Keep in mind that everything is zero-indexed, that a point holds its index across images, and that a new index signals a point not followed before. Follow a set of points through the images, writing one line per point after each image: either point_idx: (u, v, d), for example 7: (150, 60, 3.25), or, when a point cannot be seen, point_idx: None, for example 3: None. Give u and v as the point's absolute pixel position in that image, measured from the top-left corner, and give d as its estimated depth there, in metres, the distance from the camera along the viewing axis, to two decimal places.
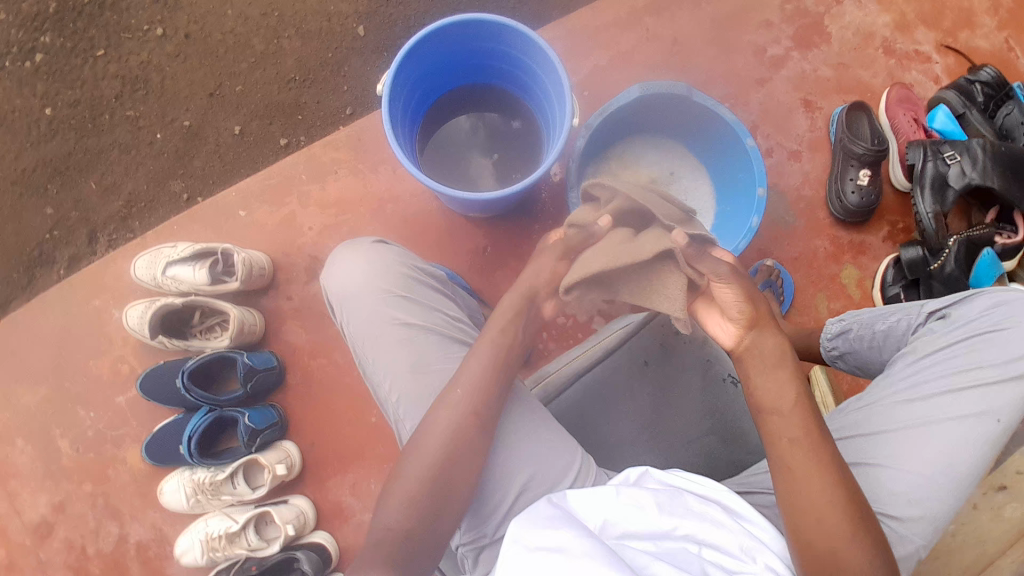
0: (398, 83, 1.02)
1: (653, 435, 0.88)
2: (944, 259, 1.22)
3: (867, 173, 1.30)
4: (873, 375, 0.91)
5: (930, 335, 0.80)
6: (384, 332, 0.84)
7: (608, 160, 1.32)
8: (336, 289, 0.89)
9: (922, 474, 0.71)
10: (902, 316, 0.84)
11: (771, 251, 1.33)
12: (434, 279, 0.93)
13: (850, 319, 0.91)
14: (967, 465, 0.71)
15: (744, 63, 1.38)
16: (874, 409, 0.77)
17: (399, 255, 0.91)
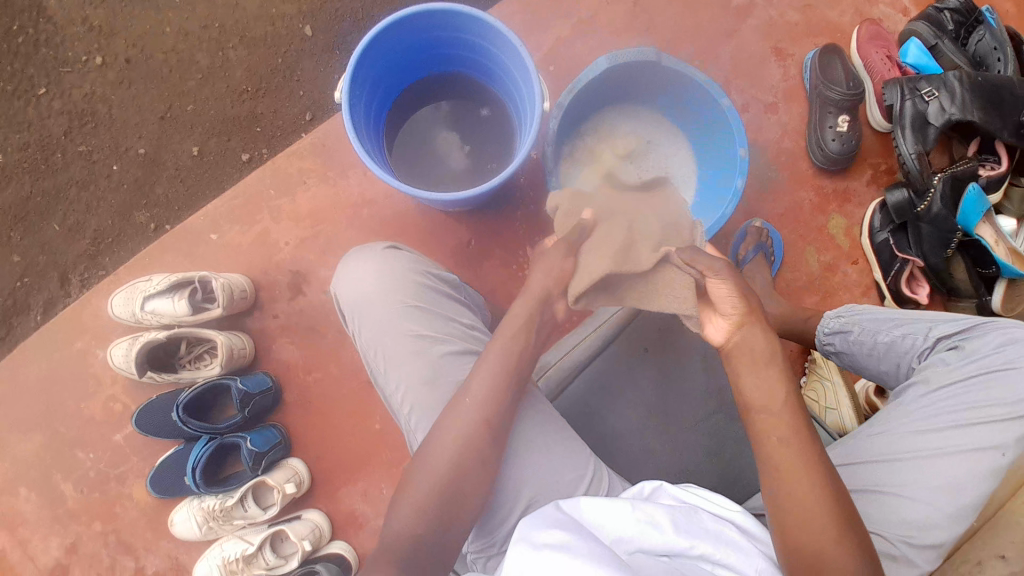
0: (358, 85, 0.99)
1: (659, 421, 0.87)
2: (930, 199, 1.20)
3: (846, 118, 1.27)
4: (866, 376, 0.98)
5: (941, 366, 0.84)
6: (396, 342, 0.82)
7: (585, 136, 1.28)
8: (346, 295, 0.86)
9: (931, 502, 0.76)
10: (909, 335, 0.90)
11: (756, 209, 1.31)
12: (445, 283, 0.91)
13: (852, 323, 0.96)
14: (974, 495, 0.75)
15: (708, 17, 1.33)
16: (886, 435, 0.82)
17: (409, 259, 0.88)
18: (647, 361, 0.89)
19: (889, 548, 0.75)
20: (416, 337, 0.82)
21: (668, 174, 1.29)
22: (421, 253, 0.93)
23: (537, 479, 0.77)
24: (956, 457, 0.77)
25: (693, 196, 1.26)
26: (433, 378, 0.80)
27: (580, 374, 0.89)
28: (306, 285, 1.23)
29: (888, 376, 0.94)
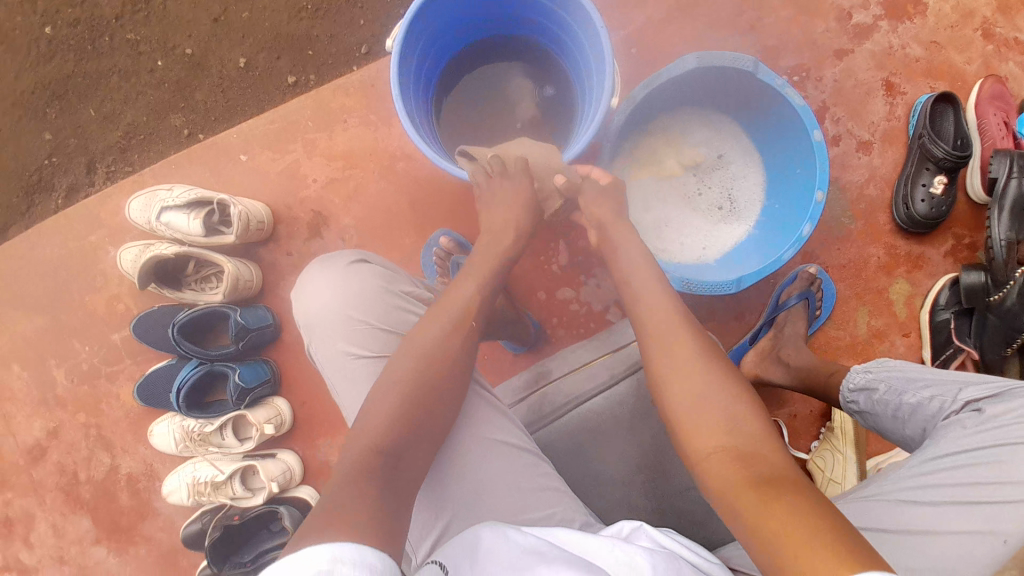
0: (415, 34, 0.91)
1: (648, 475, 0.83)
2: (1007, 292, 1.08)
3: (942, 180, 1.15)
4: (888, 437, 0.94)
5: (958, 430, 0.79)
6: (354, 365, 0.78)
7: (651, 134, 1.18)
8: (305, 309, 0.82)
9: None
10: (936, 397, 0.84)
11: (817, 254, 1.20)
12: (417, 300, 0.86)
13: (879, 378, 0.93)
14: None
15: (822, 31, 1.20)
16: (874, 506, 0.77)
17: (374, 278, 0.83)
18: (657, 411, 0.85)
19: None
20: (378, 362, 0.78)
21: (731, 197, 1.19)
22: (392, 262, 0.87)
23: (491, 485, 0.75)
24: (947, 537, 0.71)
25: (752, 227, 1.16)
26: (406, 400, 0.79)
27: (577, 408, 0.86)
28: (325, 229, 1.18)
29: (912, 437, 0.88)
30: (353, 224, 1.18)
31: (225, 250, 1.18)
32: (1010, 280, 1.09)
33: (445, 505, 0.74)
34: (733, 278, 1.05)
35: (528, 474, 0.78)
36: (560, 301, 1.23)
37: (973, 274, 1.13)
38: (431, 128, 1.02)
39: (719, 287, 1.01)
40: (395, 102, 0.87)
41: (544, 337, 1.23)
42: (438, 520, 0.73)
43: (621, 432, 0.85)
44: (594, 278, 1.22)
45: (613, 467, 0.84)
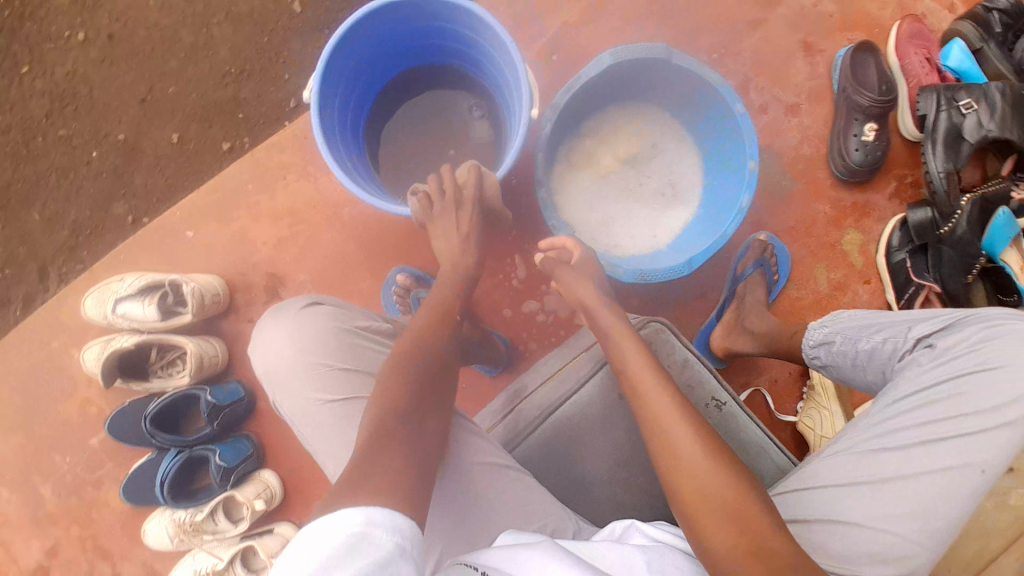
0: (332, 80, 0.93)
1: (630, 471, 0.84)
2: (956, 222, 1.11)
3: (873, 127, 1.16)
4: (850, 385, 0.96)
5: (917, 369, 0.82)
6: (322, 411, 0.77)
7: (584, 134, 1.20)
8: (266, 364, 0.81)
9: (907, 535, 0.72)
10: (890, 339, 0.86)
11: (765, 221, 1.22)
12: (379, 334, 0.85)
13: (833, 330, 0.95)
14: (949, 518, 0.73)
15: (733, 6, 1.23)
16: (855, 459, 0.78)
17: (330, 319, 0.82)
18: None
19: None
20: (345, 403, 0.76)
21: (672, 181, 1.20)
22: (348, 302, 0.87)
23: (480, 508, 0.76)
24: (922, 481, 0.74)
25: (697, 207, 1.18)
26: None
27: (548, 418, 0.86)
28: (282, 288, 1.19)
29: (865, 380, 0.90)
30: (308, 279, 1.19)
31: (192, 329, 1.19)
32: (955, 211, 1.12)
33: (433, 539, 0.74)
34: (685, 259, 1.06)
35: (513, 493, 0.78)
36: (527, 316, 1.24)
37: (920, 210, 1.16)
38: (366, 173, 1.03)
39: (674, 272, 1.03)
40: (324, 156, 0.88)
41: (517, 354, 1.25)
42: (431, 555, 0.73)
43: (595, 434, 0.86)
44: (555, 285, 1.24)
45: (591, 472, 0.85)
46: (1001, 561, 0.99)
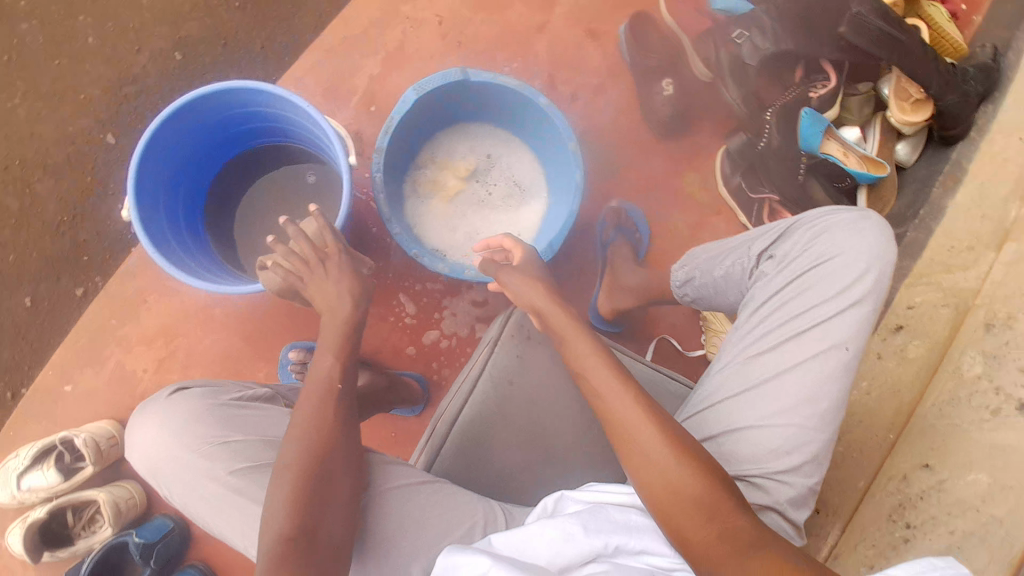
0: (149, 191, 0.95)
1: (540, 449, 0.89)
2: (769, 135, 1.21)
3: (670, 81, 1.27)
4: (720, 309, 1.07)
5: (766, 280, 0.93)
6: (211, 491, 0.78)
7: (423, 165, 1.25)
8: (149, 465, 0.82)
9: (797, 422, 0.83)
10: (738, 261, 0.98)
11: (613, 190, 1.32)
12: (253, 400, 0.87)
13: (691, 267, 1.06)
14: (829, 397, 0.83)
15: (515, 14, 1.29)
16: (737, 371, 0.88)
17: (198, 400, 0.84)
18: (529, 347, 0.92)
19: (767, 479, 0.83)
20: (229, 477, 0.78)
21: (516, 181, 1.27)
22: (215, 381, 0.88)
23: (407, 533, 0.78)
24: (793, 373, 0.84)
25: (547, 197, 1.26)
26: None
27: (451, 428, 0.89)
28: None
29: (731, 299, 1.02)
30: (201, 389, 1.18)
31: (105, 477, 1.16)
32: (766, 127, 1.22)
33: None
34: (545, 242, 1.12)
35: (440, 506, 0.81)
36: (430, 348, 1.27)
37: (741, 136, 1.28)
38: (224, 270, 1.06)
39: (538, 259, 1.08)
40: (161, 264, 0.91)
41: (435, 386, 1.27)
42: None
43: (497, 427, 0.89)
44: (448, 310, 1.27)
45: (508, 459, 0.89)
46: (920, 410, 1.02)
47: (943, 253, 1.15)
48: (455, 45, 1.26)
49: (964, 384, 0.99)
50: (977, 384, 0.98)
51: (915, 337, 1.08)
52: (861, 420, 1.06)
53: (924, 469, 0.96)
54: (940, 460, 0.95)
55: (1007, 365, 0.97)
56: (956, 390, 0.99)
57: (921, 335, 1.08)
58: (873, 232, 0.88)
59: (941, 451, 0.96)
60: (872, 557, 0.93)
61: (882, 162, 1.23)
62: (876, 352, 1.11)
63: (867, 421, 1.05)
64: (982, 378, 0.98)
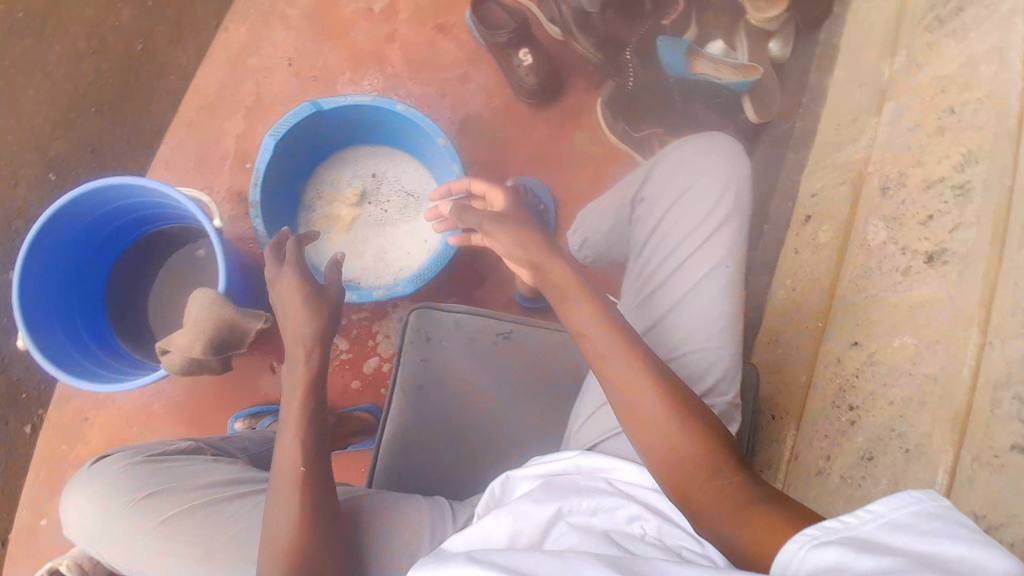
0: (38, 317, 0.98)
1: (470, 432, 0.96)
2: (634, 74, 1.25)
3: (526, 51, 1.30)
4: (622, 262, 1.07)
5: (641, 221, 0.91)
6: (132, 542, 0.82)
7: (314, 204, 1.26)
8: (81, 532, 0.86)
9: (698, 351, 0.81)
10: (616, 210, 0.97)
11: (507, 170, 1.36)
12: (173, 452, 0.91)
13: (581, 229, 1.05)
14: (722, 317, 0.81)
15: (360, 34, 1.33)
16: (634, 318, 0.87)
17: (117, 462, 0.88)
18: (430, 348, 0.98)
19: None
20: (146, 525, 0.82)
21: (408, 191, 1.29)
22: (138, 443, 0.93)
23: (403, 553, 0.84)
24: (682, 305, 0.82)
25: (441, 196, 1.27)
26: (194, 511, 0.82)
27: (386, 438, 0.96)
28: None
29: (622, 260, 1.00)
30: None
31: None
32: (628, 67, 1.26)
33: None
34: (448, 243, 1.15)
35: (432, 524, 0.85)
36: (372, 376, 1.28)
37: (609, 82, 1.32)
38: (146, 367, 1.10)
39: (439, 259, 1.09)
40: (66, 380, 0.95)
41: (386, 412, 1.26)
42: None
43: (427, 426, 0.96)
44: (383, 331, 1.28)
45: (439, 454, 0.96)
46: (841, 289, 1.04)
47: (833, 136, 1.19)
48: (310, 80, 1.30)
49: (874, 254, 1.00)
50: (885, 249, 0.98)
51: (823, 224, 1.13)
52: (796, 318, 1.12)
53: (854, 347, 0.97)
54: (866, 334, 0.96)
55: (908, 223, 0.96)
56: (867, 263, 1.00)
57: (831, 219, 1.11)
58: (722, 147, 0.87)
59: (866, 325, 0.97)
60: (826, 447, 0.96)
61: (756, 66, 1.21)
62: (795, 247, 1.18)
63: (800, 317, 1.11)
64: (889, 242, 0.98)
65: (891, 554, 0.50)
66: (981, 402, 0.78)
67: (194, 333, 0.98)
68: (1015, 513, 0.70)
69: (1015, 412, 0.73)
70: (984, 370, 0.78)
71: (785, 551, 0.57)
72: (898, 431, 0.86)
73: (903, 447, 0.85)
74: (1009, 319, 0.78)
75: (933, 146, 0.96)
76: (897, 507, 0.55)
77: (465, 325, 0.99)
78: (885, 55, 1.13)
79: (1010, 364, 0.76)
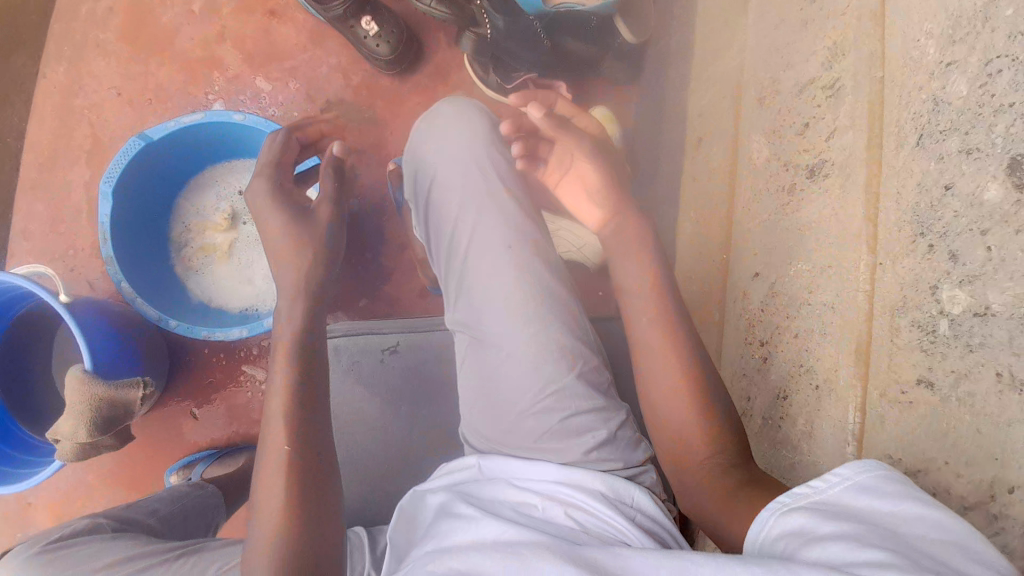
0: None
1: (377, 459, 0.90)
2: (491, 21, 1.13)
3: (368, 19, 1.17)
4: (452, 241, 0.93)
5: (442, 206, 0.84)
6: None
7: (183, 241, 1.18)
8: None
9: (548, 321, 0.76)
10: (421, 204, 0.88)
11: (385, 148, 1.26)
12: (67, 539, 0.81)
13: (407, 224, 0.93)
14: (551, 266, 0.80)
15: (187, 42, 1.23)
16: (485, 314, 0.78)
17: (10, 563, 0.77)
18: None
19: (572, 389, 0.75)
20: None
21: None
22: (34, 535, 0.82)
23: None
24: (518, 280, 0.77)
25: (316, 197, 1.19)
26: None
27: None
28: None
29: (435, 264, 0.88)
30: None
31: None
32: (483, 17, 1.14)
33: None
34: None
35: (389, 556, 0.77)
36: None
37: (467, 36, 1.20)
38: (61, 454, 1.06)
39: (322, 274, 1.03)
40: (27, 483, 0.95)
41: None
42: None
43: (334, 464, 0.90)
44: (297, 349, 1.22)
45: (351, 491, 0.90)
46: (738, 214, 0.96)
47: (710, 40, 1.08)
48: (147, 105, 1.22)
49: (762, 171, 0.91)
50: (772, 165, 0.89)
51: (714, 142, 1.05)
52: (706, 250, 1.04)
53: (755, 278, 0.89)
54: (765, 263, 0.88)
55: (790, 135, 0.86)
56: (758, 183, 0.92)
57: (721, 136, 1.02)
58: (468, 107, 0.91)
59: (763, 253, 0.88)
60: (746, 388, 0.90)
61: None
62: (693, 172, 1.10)
63: (710, 250, 1.04)
64: (774, 158, 0.89)
65: (845, 516, 0.56)
66: (880, 331, 0.69)
67: (73, 421, 0.92)
68: (931, 457, 0.62)
69: (915, 340, 0.65)
70: (879, 295, 0.70)
71: (760, 519, 0.63)
72: (805, 366, 0.79)
73: (813, 383, 0.77)
74: (896, 234, 0.68)
75: (800, 42, 0.86)
76: (860, 473, 0.59)
77: (347, 347, 0.92)
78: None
79: (902, 285, 0.67)
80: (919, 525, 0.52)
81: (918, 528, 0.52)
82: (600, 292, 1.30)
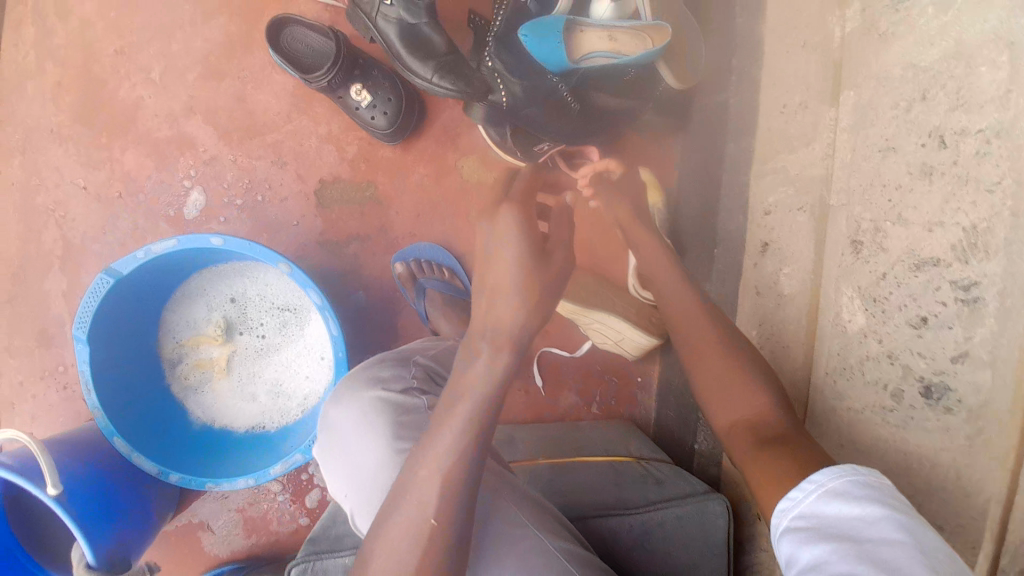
0: None
1: None
2: (506, 84, 0.94)
3: (359, 86, 0.98)
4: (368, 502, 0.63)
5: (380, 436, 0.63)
6: None
7: (175, 361, 1.07)
8: None
9: None
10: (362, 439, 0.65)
11: (392, 230, 1.09)
12: None
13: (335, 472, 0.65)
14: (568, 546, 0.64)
15: (152, 119, 1.06)
16: None
17: None
18: None
19: None
20: None
21: (275, 303, 1.07)
22: None
23: None
24: None
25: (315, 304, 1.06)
26: None
27: None
28: None
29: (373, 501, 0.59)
30: None
31: None
32: (498, 80, 0.95)
33: None
34: None
35: None
36: (318, 510, 1.16)
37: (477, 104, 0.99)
38: None
39: None
40: None
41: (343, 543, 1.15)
42: None
43: None
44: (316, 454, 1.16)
45: None
46: (818, 381, 0.79)
47: (779, 121, 0.87)
48: (115, 198, 1.06)
49: (852, 346, 0.74)
50: (865, 344, 0.72)
51: (785, 263, 0.85)
52: None
53: None
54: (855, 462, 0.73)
55: (895, 321, 0.68)
56: (845, 356, 0.75)
57: (791, 262, 0.84)
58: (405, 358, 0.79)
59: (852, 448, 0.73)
60: None
61: (663, 29, 0.89)
62: (755, 283, 0.92)
63: None
64: (869, 335, 0.72)
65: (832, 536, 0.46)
66: None
67: None
68: None
69: None
70: None
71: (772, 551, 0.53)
72: None
73: None
74: None
75: (914, 197, 0.66)
76: (834, 478, 0.50)
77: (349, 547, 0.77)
78: (831, 2, 0.78)
79: None
80: (883, 528, 0.44)
81: (884, 531, 0.44)
82: (637, 378, 1.18)
